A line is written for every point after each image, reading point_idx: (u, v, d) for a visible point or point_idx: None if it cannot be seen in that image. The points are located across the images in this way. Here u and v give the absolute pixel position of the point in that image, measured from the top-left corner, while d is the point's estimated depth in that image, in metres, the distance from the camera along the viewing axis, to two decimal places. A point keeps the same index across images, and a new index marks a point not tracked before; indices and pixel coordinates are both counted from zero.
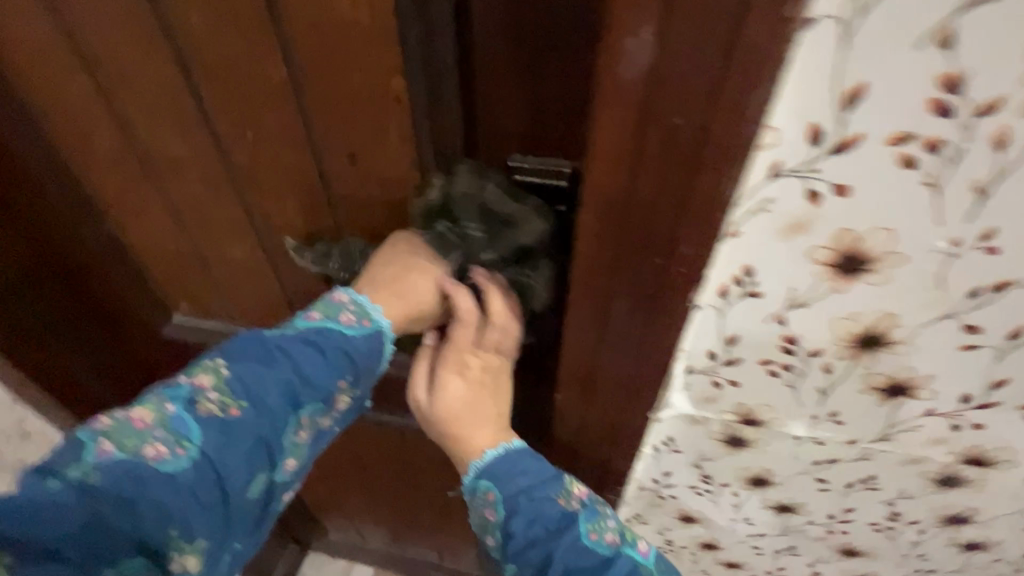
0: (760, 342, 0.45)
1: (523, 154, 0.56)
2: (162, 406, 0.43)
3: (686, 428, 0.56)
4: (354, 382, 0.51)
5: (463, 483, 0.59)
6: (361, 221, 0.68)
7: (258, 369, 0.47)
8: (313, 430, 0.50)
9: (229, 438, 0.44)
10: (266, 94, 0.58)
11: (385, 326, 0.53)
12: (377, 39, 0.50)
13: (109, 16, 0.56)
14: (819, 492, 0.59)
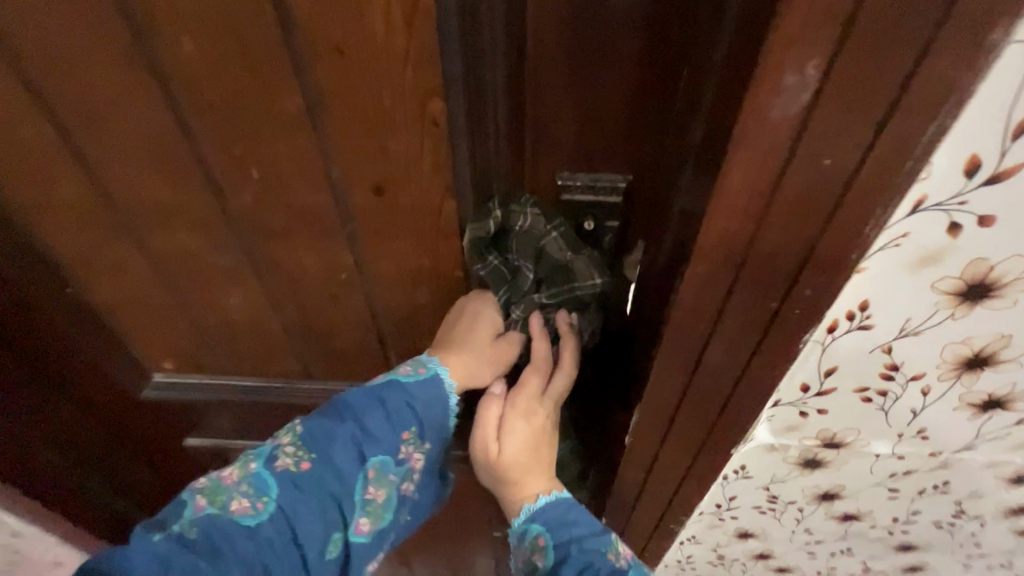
0: (861, 371, 0.42)
1: (574, 172, 0.54)
2: (248, 465, 0.52)
3: (762, 456, 0.53)
4: (416, 436, 0.56)
5: (512, 526, 0.59)
6: (390, 250, 0.63)
7: (324, 427, 0.53)
8: (380, 485, 0.55)
9: (304, 491, 0.51)
10: (282, 128, 0.52)
11: (442, 372, 0.57)
12: (415, 60, 0.46)
13: (78, 58, 0.47)
14: (889, 500, 0.57)
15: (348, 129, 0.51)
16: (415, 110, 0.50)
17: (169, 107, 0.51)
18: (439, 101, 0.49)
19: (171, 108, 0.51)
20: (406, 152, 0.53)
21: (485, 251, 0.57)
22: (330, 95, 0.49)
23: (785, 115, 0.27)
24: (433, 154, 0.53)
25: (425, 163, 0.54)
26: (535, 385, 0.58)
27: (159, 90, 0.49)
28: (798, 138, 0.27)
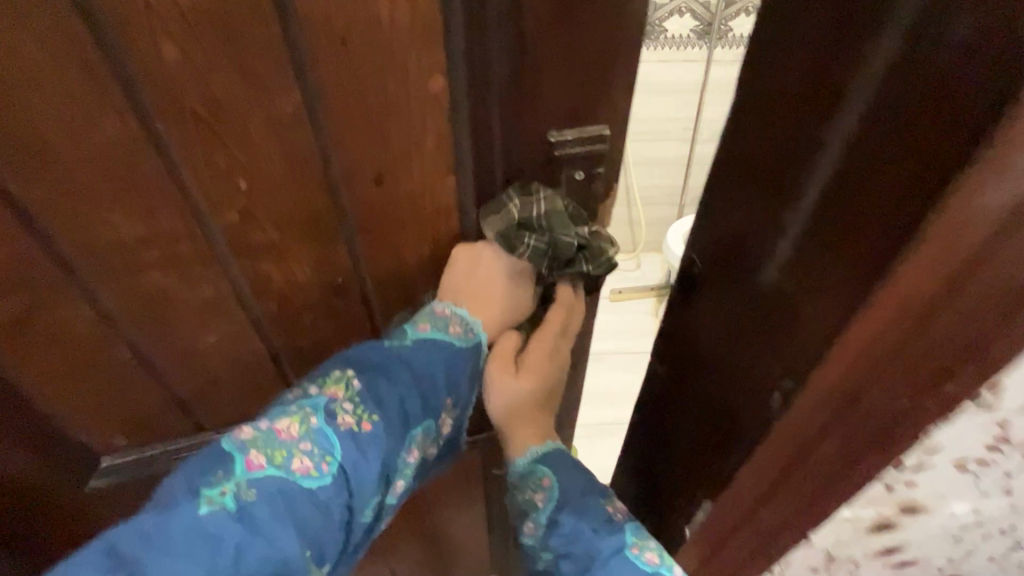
0: (975, 441, 0.38)
1: (561, 129, 0.51)
2: (307, 419, 0.49)
3: (836, 525, 0.48)
4: (455, 397, 0.59)
5: (516, 465, 0.66)
6: (388, 246, 0.61)
7: (385, 385, 0.53)
8: (420, 448, 0.57)
9: (360, 453, 0.50)
10: (276, 128, 0.48)
11: (483, 337, 0.63)
12: (417, 37, 0.45)
13: (20, 73, 0.40)
14: (949, 545, 0.53)
15: (350, 123, 0.49)
16: (413, 95, 0.49)
17: (138, 121, 0.45)
18: (439, 79, 0.48)
19: (140, 120, 0.45)
20: (409, 140, 0.52)
21: (521, 234, 0.57)
22: (326, 86, 0.46)
23: (1002, 199, 0.24)
24: (435, 139, 0.52)
25: (430, 150, 0.53)
26: (558, 324, 0.65)
27: (125, 101, 0.44)
28: (1005, 230, 0.25)
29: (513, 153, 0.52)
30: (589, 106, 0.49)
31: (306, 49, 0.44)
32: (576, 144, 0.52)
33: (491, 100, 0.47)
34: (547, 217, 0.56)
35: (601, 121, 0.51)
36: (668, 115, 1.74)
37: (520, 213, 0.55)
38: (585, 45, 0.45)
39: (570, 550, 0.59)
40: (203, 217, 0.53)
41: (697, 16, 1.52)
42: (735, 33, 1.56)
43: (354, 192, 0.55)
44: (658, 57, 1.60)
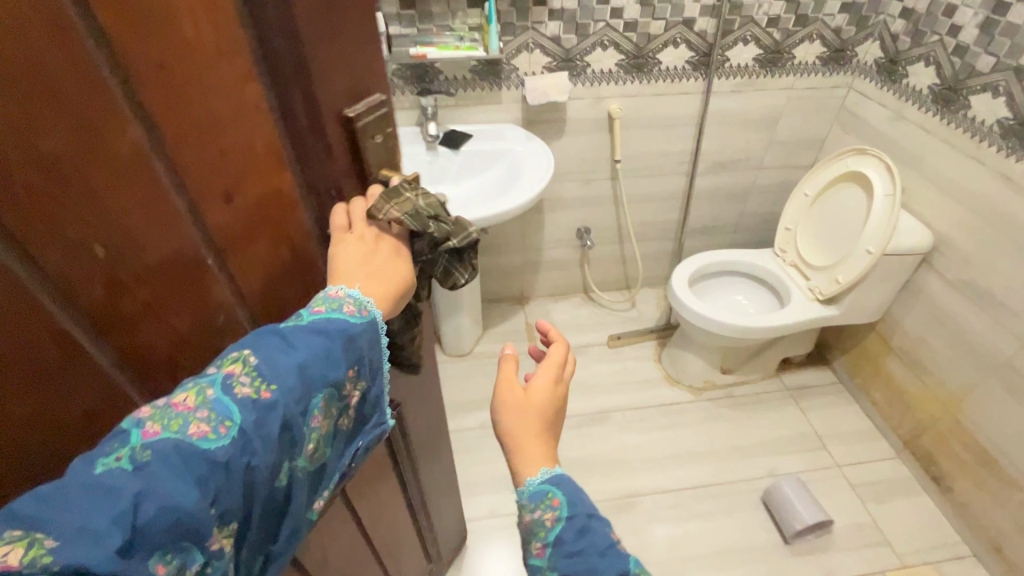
0: None
1: (355, 105, 0.49)
2: (203, 390, 0.42)
3: None
4: (358, 371, 0.53)
5: (523, 486, 0.64)
6: (261, 286, 0.53)
7: (283, 354, 0.46)
8: (327, 418, 0.51)
9: (265, 416, 0.44)
10: (120, 171, 0.36)
11: (378, 315, 0.54)
12: (224, 51, 0.39)
13: None
14: None
15: (192, 144, 0.40)
16: (231, 111, 0.42)
17: None
18: (254, 86, 0.43)
19: None
20: (247, 156, 0.45)
21: (420, 220, 0.54)
22: (160, 115, 0.38)
23: None
24: (265, 151, 0.46)
25: (265, 158, 0.47)
26: (556, 362, 0.71)
27: None
28: None
29: (332, 165, 0.50)
30: (364, 82, 0.49)
31: (130, 86, 0.35)
32: (370, 115, 0.50)
33: (294, 96, 0.44)
34: (418, 196, 0.55)
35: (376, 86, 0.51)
36: (658, 150, 1.69)
37: (402, 204, 0.53)
38: (344, 28, 0.44)
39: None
40: (70, 315, 0.37)
41: (694, 47, 1.48)
42: (732, 64, 1.53)
43: (209, 226, 0.45)
44: (650, 90, 1.54)
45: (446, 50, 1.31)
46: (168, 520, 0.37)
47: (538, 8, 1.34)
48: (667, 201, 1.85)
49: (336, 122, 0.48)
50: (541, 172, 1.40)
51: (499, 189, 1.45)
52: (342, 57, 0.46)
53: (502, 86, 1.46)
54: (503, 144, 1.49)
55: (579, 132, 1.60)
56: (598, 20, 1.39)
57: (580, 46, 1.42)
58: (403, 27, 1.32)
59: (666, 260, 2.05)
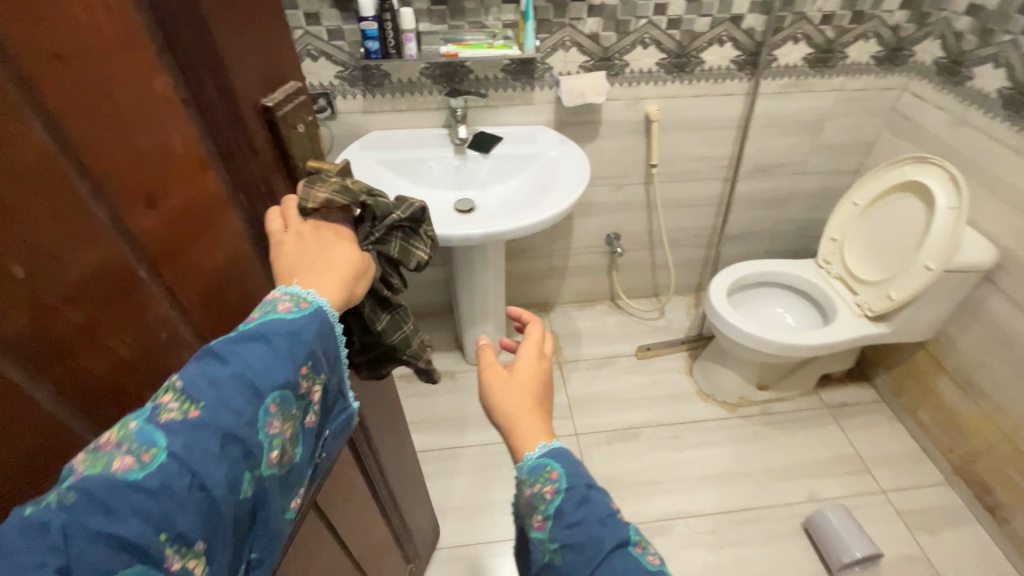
0: None
1: (271, 92, 0.47)
2: (129, 424, 0.38)
3: None
4: (312, 367, 0.47)
5: (522, 461, 0.66)
6: (207, 300, 0.46)
7: (212, 369, 0.40)
8: (287, 423, 0.45)
9: (202, 434, 0.38)
10: (25, 179, 0.30)
11: (324, 304, 0.48)
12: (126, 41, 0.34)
13: None
14: None
15: (107, 142, 0.35)
16: (142, 104, 0.36)
17: None
18: (163, 76, 0.38)
19: None
20: (163, 155, 0.39)
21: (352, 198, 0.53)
22: (66, 114, 0.32)
23: None
24: (184, 147, 0.41)
25: (186, 158, 0.41)
26: (535, 338, 0.75)
27: None
28: None
29: (258, 159, 0.47)
30: (276, 69, 0.47)
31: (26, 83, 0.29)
32: (288, 103, 0.48)
33: (207, 87, 0.41)
34: (349, 178, 0.54)
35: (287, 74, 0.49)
36: (696, 154, 1.60)
37: (331, 186, 0.52)
38: (249, 13, 0.42)
39: (583, 545, 0.59)
40: None
41: (741, 45, 1.39)
42: (780, 63, 1.44)
43: (137, 237, 0.38)
44: (692, 90, 1.45)
45: (479, 48, 1.24)
46: (107, 551, 0.34)
47: (576, 4, 1.26)
48: (702, 206, 1.76)
49: (255, 112, 0.45)
50: (576, 179, 1.32)
51: (530, 196, 1.38)
52: (250, 42, 0.43)
53: (535, 86, 1.38)
54: (535, 148, 1.41)
55: (614, 135, 1.52)
56: (639, 17, 1.30)
57: (619, 44, 1.34)
58: (433, 24, 1.24)
59: (697, 268, 1.97)
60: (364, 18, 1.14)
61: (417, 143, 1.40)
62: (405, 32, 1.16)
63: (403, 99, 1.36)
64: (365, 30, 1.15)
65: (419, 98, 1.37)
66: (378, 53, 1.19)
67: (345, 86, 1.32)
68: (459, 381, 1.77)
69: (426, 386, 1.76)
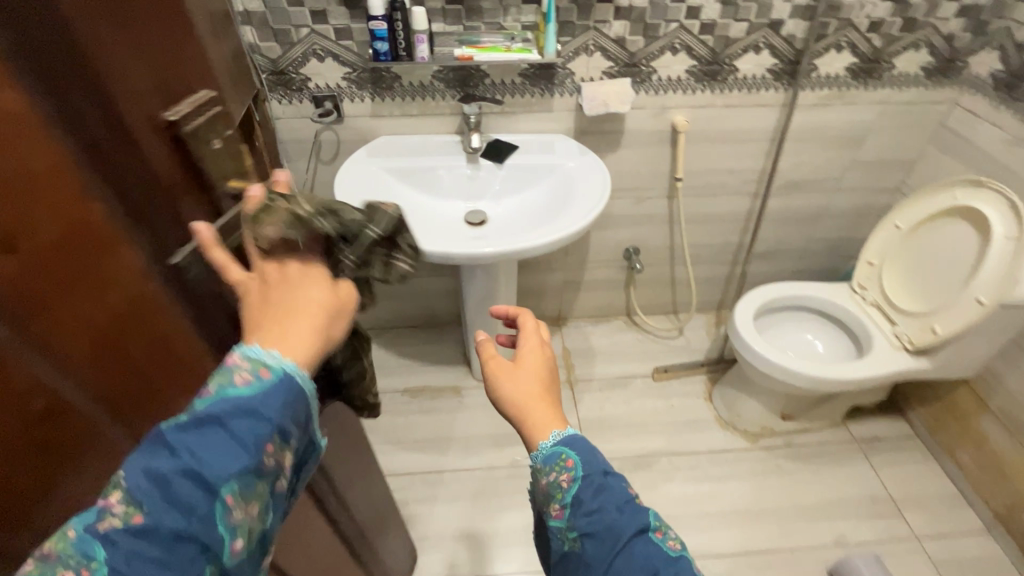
0: None
1: (171, 104, 0.41)
2: (73, 531, 0.39)
3: None
4: (278, 445, 0.45)
5: (537, 450, 0.62)
6: (106, 357, 0.40)
7: (160, 470, 0.40)
8: (251, 505, 0.44)
9: (147, 540, 0.39)
10: None
11: (289, 369, 0.45)
12: None
13: None
14: None
15: None
16: None
17: None
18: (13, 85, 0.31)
19: None
20: (27, 185, 0.32)
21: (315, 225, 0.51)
22: None
23: None
24: (53, 173, 0.34)
25: (57, 189, 0.34)
26: (531, 325, 0.71)
27: None
28: None
29: (158, 180, 0.41)
30: (174, 73, 0.41)
31: None
32: (195, 115, 0.43)
33: (77, 99, 0.34)
34: (314, 207, 0.52)
35: (188, 80, 0.43)
36: (724, 167, 1.50)
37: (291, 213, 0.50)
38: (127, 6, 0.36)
39: (604, 534, 0.56)
40: None
41: (780, 53, 1.28)
42: (821, 73, 1.33)
43: None
44: (723, 100, 1.35)
45: (495, 51, 1.15)
46: None
47: (602, 6, 1.17)
48: (728, 222, 1.66)
49: (151, 128, 0.39)
50: (595, 194, 1.24)
51: (545, 210, 1.29)
52: (132, 43, 0.37)
53: (554, 92, 1.30)
54: (552, 158, 1.32)
55: (638, 145, 1.43)
56: (669, 21, 1.20)
57: (647, 48, 1.24)
58: (447, 24, 1.16)
59: (719, 285, 1.87)
60: (372, 17, 1.06)
61: (427, 150, 1.32)
62: (417, 33, 1.08)
63: (414, 103, 1.28)
64: (373, 31, 1.07)
65: (431, 102, 1.29)
66: (387, 55, 1.11)
67: (352, 88, 1.25)
68: (465, 397, 1.69)
69: (431, 402, 1.69)
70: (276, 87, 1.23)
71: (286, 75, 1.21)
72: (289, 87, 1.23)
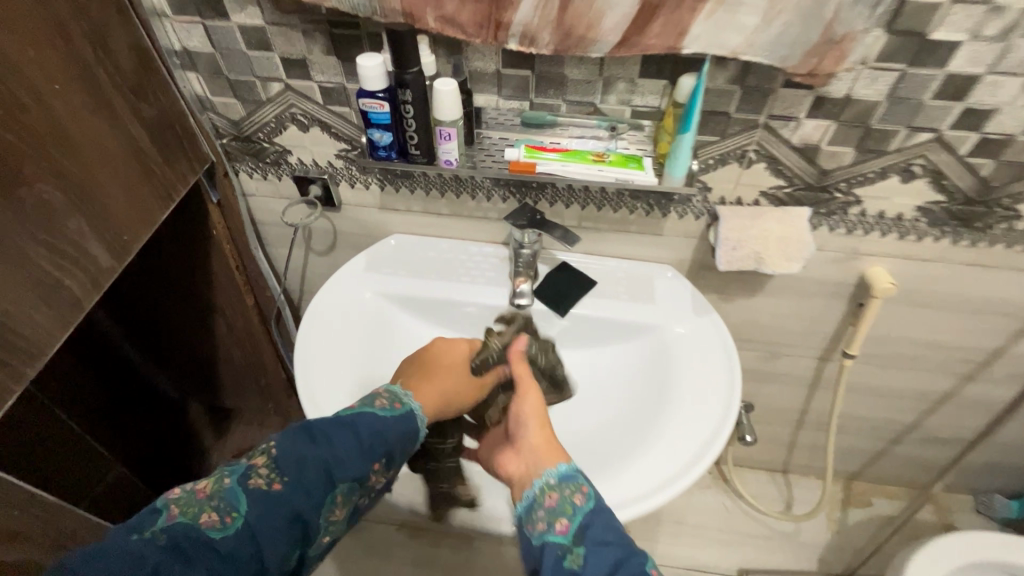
0: None
1: None
2: (222, 479, 0.53)
3: None
4: (383, 464, 0.60)
5: (553, 470, 0.57)
6: None
7: (300, 448, 0.55)
8: (345, 507, 0.58)
9: (271, 505, 0.52)
10: None
11: (415, 408, 0.64)
12: None
13: None
14: None
15: None
16: None
17: None
18: None
19: None
20: None
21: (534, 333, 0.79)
22: None
23: None
24: None
25: None
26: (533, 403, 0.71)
27: None
28: None
29: None
30: None
31: None
32: None
33: None
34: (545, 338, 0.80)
35: None
36: (931, 340, 0.92)
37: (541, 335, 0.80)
38: None
39: (610, 543, 0.51)
40: None
41: None
42: None
43: None
44: (969, 256, 0.77)
45: (579, 159, 0.66)
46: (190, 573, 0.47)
47: (790, 93, 0.62)
48: (907, 401, 1.08)
49: None
50: (714, 408, 0.72)
51: (625, 402, 0.80)
52: None
53: (668, 211, 0.79)
54: (649, 312, 0.82)
55: (792, 295, 0.89)
56: (917, 129, 0.64)
57: (855, 167, 0.69)
58: (503, 98, 0.68)
59: (862, 459, 1.29)
60: (365, 94, 0.59)
61: (455, 270, 0.86)
62: (440, 125, 0.61)
63: (443, 199, 0.83)
64: (366, 113, 0.61)
65: (470, 202, 0.83)
66: (389, 150, 0.65)
67: (351, 169, 0.81)
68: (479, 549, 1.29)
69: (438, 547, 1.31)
70: (242, 156, 0.82)
71: (255, 143, 0.80)
72: (261, 159, 0.82)
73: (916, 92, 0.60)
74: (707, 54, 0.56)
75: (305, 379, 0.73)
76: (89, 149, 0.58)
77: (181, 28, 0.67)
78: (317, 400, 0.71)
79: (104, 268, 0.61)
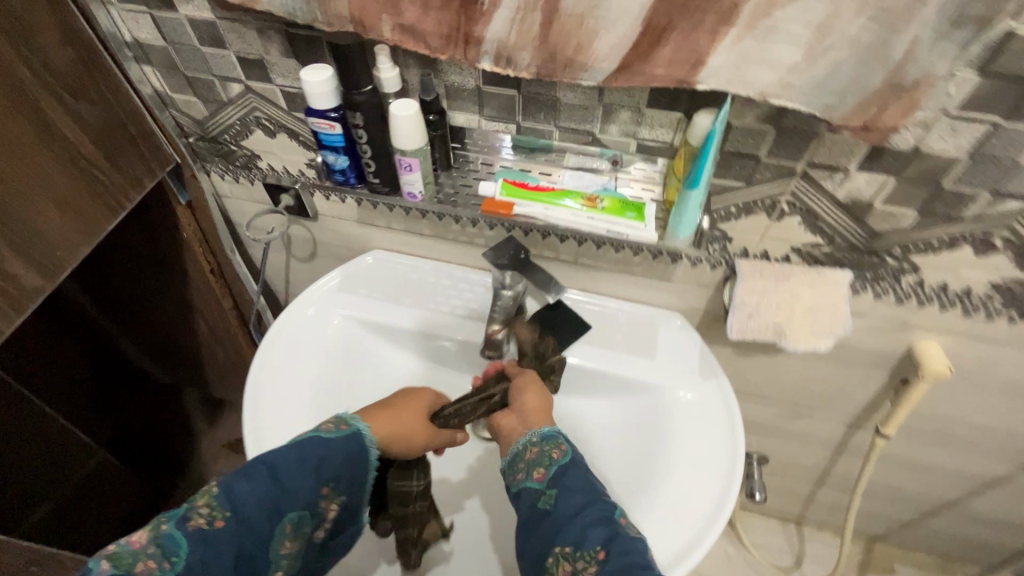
0: None
1: None
2: (158, 525, 0.43)
3: None
4: (336, 489, 0.51)
5: (534, 426, 0.54)
6: None
7: (247, 483, 0.46)
8: (296, 539, 0.49)
9: (216, 551, 0.43)
10: None
11: (362, 428, 0.54)
12: None
13: None
14: None
15: None
16: None
17: None
18: None
19: None
20: None
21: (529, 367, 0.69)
22: None
23: None
24: None
25: None
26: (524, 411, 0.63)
27: None
28: None
29: None
30: None
31: None
32: None
33: None
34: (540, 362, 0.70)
35: None
36: (987, 424, 0.78)
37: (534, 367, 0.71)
38: None
39: (583, 492, 0.48)
40: None
41: None
42: None
43: None
44: None
45: (565, 202, 0.55)
46: None
47: (837, 139, 0.49)
48: (948, 479, 0.93)
49: None
50: (709, 493, 0.62)
51: (605, 470, 0.70)
52: None
53: (678, 257, 0.67)
54: (647, 368, 0.71)
55: (821, 358, 0.76)
56: (1003, 195, 0.49)
57: (914, 232, 0.55)
58: (486, 119, 0.57)
59: (888, 524, 1.16)
60: (314, 113, 0.50)
61: (435, 297, 0.78)
62: (400, 153, 0.52)
63: (425, 220, 0.74)
64: (316, 133, 0.52)
65: (453, 225, 0.73)
66: (346, 174, 0.56)
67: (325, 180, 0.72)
68: None
69: None
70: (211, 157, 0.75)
71: (222, 144, 0.72)
72: (231, 161, 0.75)
73: (1008, 151, 0.46)
74: (729, 92, 0.44)
75: (254, 411, 0.67)
76: (10, 160, 0.52)
77: (130, 18, 0.59)
78: (261, 438, 0.65)
79: (29, 289, 0.56)
